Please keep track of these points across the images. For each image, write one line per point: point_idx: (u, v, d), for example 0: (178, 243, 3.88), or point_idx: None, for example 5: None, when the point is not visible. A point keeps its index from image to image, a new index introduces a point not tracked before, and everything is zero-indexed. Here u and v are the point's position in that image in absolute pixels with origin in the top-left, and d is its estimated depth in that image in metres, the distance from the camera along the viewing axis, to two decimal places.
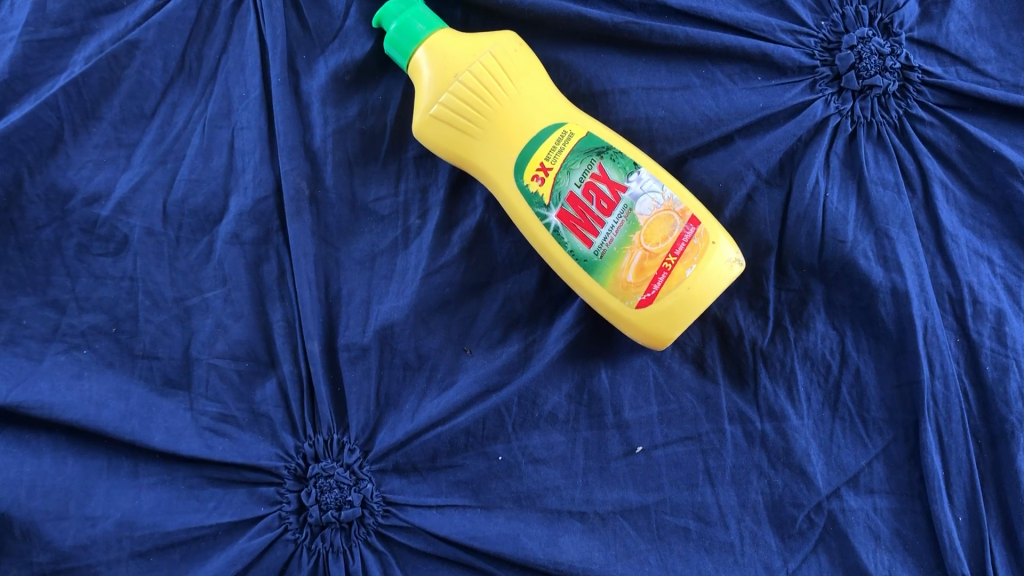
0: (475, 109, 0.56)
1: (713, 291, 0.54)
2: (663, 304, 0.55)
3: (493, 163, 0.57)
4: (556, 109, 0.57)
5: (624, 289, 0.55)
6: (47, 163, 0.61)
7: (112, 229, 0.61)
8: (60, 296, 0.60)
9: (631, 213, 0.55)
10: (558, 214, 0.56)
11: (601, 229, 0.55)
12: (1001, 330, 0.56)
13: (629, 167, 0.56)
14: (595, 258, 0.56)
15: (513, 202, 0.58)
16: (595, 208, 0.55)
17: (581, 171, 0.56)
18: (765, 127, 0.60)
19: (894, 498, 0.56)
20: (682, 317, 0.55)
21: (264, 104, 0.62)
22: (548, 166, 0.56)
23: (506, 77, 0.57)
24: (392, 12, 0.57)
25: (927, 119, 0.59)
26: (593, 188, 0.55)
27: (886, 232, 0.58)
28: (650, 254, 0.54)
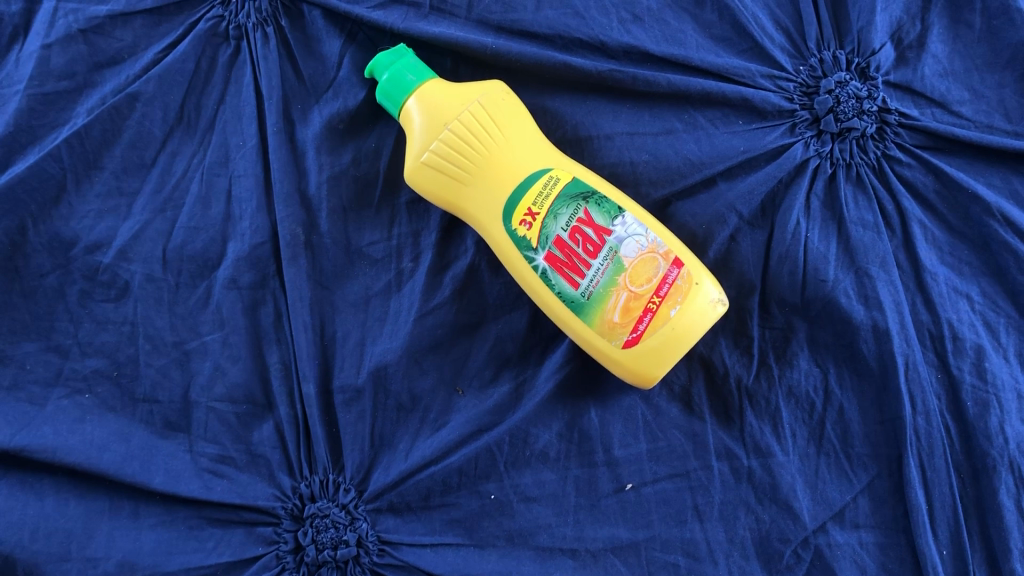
0: (465, 156, 0.58)
1: (697, 331, 0.56)
2: (649, 343, 0.56)
3: (483, 208, 0.59)
4: (543, 155, 0.59)
5: (611, 329, 0.57)
6: (51, 212, 0.63)
7: (114, 275, 0.63)
8: (62, 342, 0.62)
9: (616, 256, 0.57)
10: (546, 257, 0.58)
11: (587, 271, 0.57)
12: (981, 365, 0.57)
13: (614, 211, 0.57)
14: (582, 300, 0.57)
15: (502, 245, 0.59)
16: (582, 251, 0.57)
17: (568, 215, 0.57)
18: (747, 169, 0.61)
19: (879, 533, 0.57)
20: (667, 356, 0.56)
21: (260, 153, 0.64)
22: (535, 212, 0.57)
23: (495, 126, 0.59)
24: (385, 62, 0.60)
25: (904, 160, 0.61)
26: (579, 232, 0.57)
27: (867, 271, 0.59)
28: (635, 295, 0.56)
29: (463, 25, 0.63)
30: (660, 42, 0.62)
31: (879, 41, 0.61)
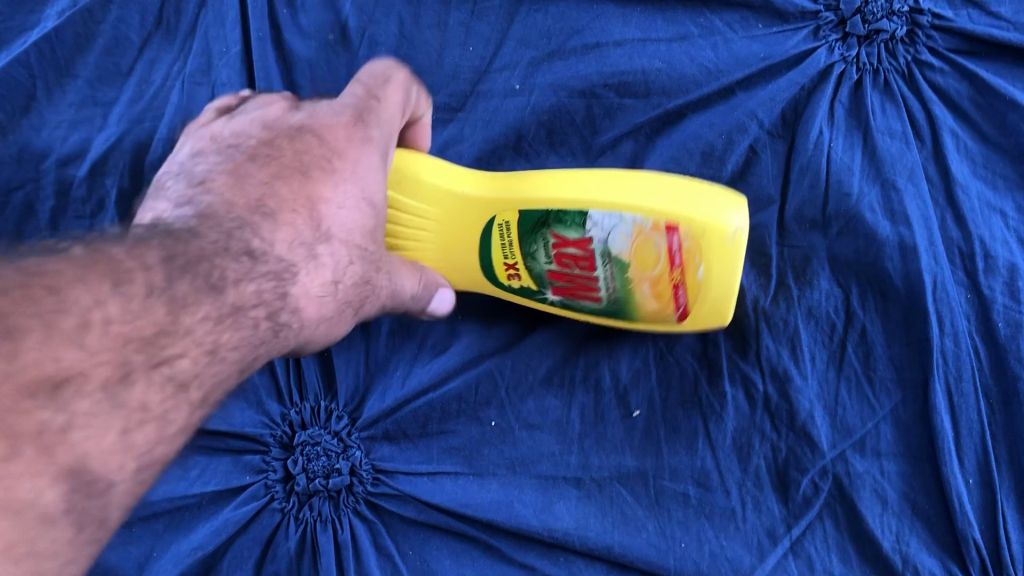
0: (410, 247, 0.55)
1: (736, 271, 0.49)
2: (699, 311, 0.51)
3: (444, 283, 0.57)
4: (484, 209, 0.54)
5: (658, 318, 0.52)
6: (20, 122, 0.59)
7: (90, 190, 0.58)
8: None
9: (612, 257, 0.51)
10: (555, 291, 0.54)
11: (597, 285, 0.52)
12: (1015, 285, 0.53)
13: (579, 218, 0.51)
14: (613, 310, 0.53)
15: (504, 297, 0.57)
16: (580, 270, 0.52)
17: (542, 249, 0.53)
18: (767, 77, 0.57)
19: (902, 462, 0.54)
20: (725, 308, 0.51)
21: (245, 60, 0.59)
22: (512, 262, 0.54)
23: (423, 200, 0.54)
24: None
25: (936, 65, 0.56)
26: (563, 256, 0.52)
27: (893, 183, 0.55)
28: (655, 281, 0.51)
29: None
30: None
31: None
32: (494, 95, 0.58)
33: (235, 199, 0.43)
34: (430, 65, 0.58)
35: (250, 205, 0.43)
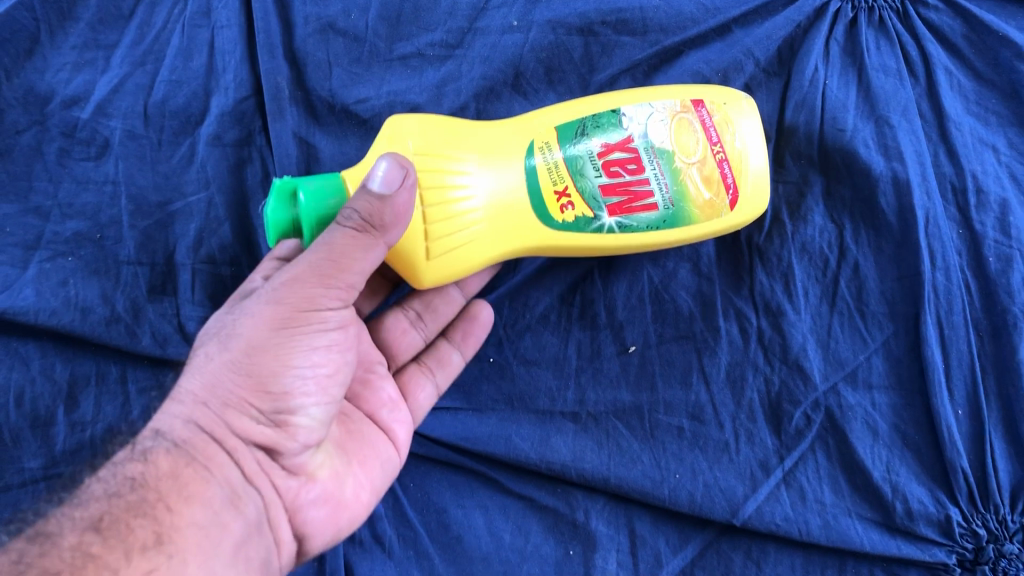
0: (443, 203, 0.48)
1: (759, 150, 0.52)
2: (749, 188, 0.51)
3: (495, 246, 0.51)
4: (514, 142, 0.50)
5: (714, 209, 0.51)
6: (25, 65, 0.60)
7: (93, 132, 0.60)
8: (42, 203, 0.59)
9: (656, 149, 0.50)
10: (610, 211, 0.50)
11: (651, 186, 0.50)
12: (1006, 220, 0.54)
13: (614, 118, 0.51)
14: (670, 213, 0.50)
15: (563, 243, 0.51)
16: (630, 175, 0.50)
17: (587, 159, 0.50)
18: (763, 16, 0.58)
19: (893, 394, 0.55)
20: (763, 187, 0.52)
21: (244, 2, 0.60)
22: (563, 190, 0.49)
23: (437, 154, 0.48)
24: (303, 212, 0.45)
25: (931, 3, 0.57)
26: (610, 164, 0.50)
27: (887, 120, 0.55)
28: (703, 163, 0.50)
29: None
30: None
31: None
32: (491, 33, 0.58)
33: (248, 329, 0.43)
34: (428, 3, 0.59)
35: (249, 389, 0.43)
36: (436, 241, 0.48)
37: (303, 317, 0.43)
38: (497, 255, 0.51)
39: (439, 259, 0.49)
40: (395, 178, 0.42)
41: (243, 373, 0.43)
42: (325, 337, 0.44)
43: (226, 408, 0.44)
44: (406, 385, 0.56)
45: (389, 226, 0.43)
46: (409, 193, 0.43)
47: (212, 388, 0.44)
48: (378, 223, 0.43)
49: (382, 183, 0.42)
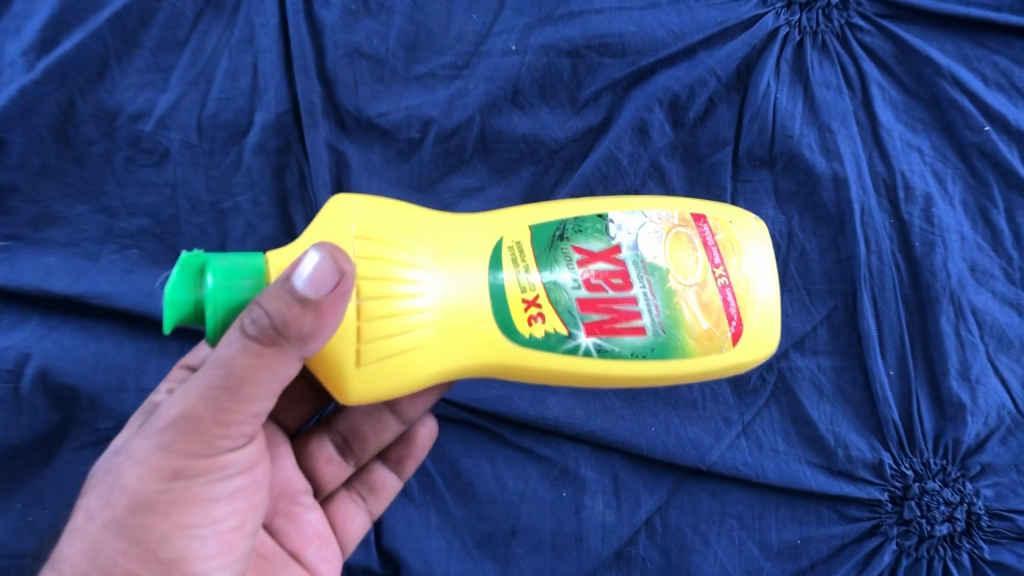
0: (394, 305, 0.48)
1: (768, 280, 0.53)
2: (751, 324, 0.53)
3: (442, 354, 0.50)
4: (475, 246, 0.52)
5: (710, 337, 0.52)
6: (96, 86, 0.70)
7: (155, 142, 0.70)
8: (111, 204, 0.70)
9: (648, 266, 0.52)
10: (586, 330, 0.51)
11: (639, 306, 0.51)
12: (929, 211, 0.64)
13: (599, 226, 0.53)
14: (657, 340, 0.51)
15: (519, 363, 0.51)
16: (614, 290, 0.51)
17: (568, 270, 0.51)
18: (724, 39, 0.68)
19: (836, 357, 0.65)
20: (769, 331, 0.53)
21: (281, 30, 0.70)
22: (532, 299, 0.50)
23: (390, 247, 0.49)
24: (207, 293, 0.46)
25: (865, 28, 0.67)
26: (591, 279, 0.51)
27: (829, 127, 0.66)
28: (700, 290, 0.52)
29: None
30: None
31: None
32: (493, 56, 0.68)
33: (133, 483, 0.45)
34: (440, 30, 0.69)
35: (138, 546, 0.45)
36: (377, 344, 0.48)
37: (195, 469, 0.45)
38: (442, 367, 0.51)
39: (380, 364, 0.48)
40: (323, 279, 0.41)
41: (129, 537, 0.44)
42: (218, 488, 0.47)
43: (103, 572, 0.44)
44: (337, 514, 0.62)
45: (299, 340, 0.43)
46: (334, 296, 0.42)
47: (93, 556, 0.44)
48: (290, 333, 0.42)
49: (306, 283, 0.41)
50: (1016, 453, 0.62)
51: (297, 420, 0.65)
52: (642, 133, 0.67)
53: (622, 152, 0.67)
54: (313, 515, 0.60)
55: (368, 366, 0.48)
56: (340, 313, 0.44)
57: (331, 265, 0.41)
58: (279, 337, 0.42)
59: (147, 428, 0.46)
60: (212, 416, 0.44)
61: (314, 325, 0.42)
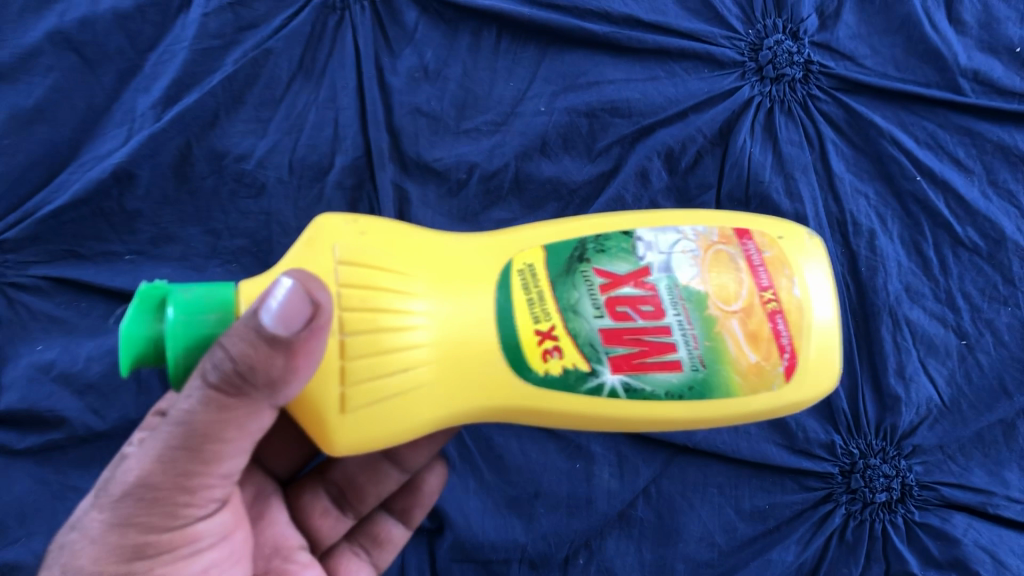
0: (387, 343, 0.52)
1: (826, 302, 0.57)
2: (806, 351, 0.56)
3: (441, 392, 0.55)
4: (478, 277, 0.56)
5: (759, 371, 0.55)
6: (209, 133, 0.88)
7: (254, 178, 0.87)
8: (217, 226, 0.88)
9: (685, 292, 0.55)
10: (610, 362, 0.55)
11: (675, 334, 0.55)
12: (873, 243, 0.81)
13: (625, 250, 0.57)
14: (695, 373, 0.55)
15: (535, 400, 0.55)
16: (642, 319, 0.55)
17: (589, 295, 0.55)
18: (711, 104, 0.85)
19: None
20: (822, 361, 0.57)
21: (359, 93, 0.88)
22: (550, 331, 0.54)
23: (378, 276, 0.53)
24: (169, 329, 0.52)
25: (823, 98, 0.84)
26: (618, 308, 0.55)
27: (792, 175, 0.83)
28: (745, 317, 0.55)
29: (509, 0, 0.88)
30: (648, 12, 0.86)
31: (806, 12, 0.84)
32: (527, 115, 0.86)
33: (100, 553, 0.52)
34: (484, 95, 0.87)
35: None
36: (370, 388, 0.52)
37: (160, 540, 0.53)
38: (444, 408, 0.55)
39: (374, 407, 0.53)
40: (285, 318, 0.47)
41: None
42: (190, 561, 0.56)
43: None
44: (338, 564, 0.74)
45: (264, 385, 0.49)
46: (304, 332, 0.48)
47: None
48: (261, 374, 0.48)
49: (272, 322, 0.47)
50: (941, 435, 0.78)
51: (288, 471, 0.76)
52: (643, 178, 0.83)
53: (628, 192, 0.83)
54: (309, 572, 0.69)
55: (359, 412, 0.53)
56: (315, 354, 0.50)
57: (303, 297, 0.48)
58: (244, 380, 0.49)
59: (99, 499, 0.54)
60: (175, 481, 0.52)
61: (284, 367, 0.48)
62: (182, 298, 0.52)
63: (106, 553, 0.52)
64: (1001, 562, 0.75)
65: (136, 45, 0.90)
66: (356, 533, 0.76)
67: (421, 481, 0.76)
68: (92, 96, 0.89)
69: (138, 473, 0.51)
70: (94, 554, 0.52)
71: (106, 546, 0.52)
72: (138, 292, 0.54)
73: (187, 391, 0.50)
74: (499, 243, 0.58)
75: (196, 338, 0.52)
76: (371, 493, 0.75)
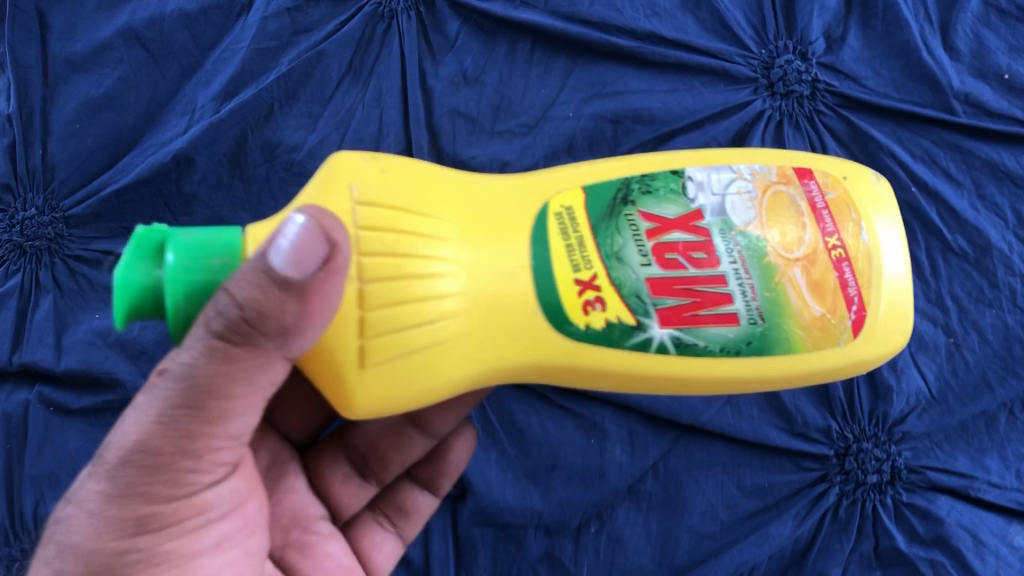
0: (419, 293, 0.55)
1: (897, 260, 0.61)
2: (874, 316, 0.61)
3: (471, 345, 0.58)
4: (518, 224, 0.59)
5: (824, 324, 0.59)
6: (263, 126, 0.95)
7: (304, 168, 0.94)
8: (267, 210, 0.93)
9: (742, 240, 0.59)
10: (658, 317, 0.58)
11: (729, 283, 0.58)
12: None
13: (670, 194, 0.61)
14: (756, 329, 0.59)
15: (578, 352, 0.59)
16: (694, 268, 0.58)
17: (634, 241, 0.59)
18: (726, 115, 0.92)
19: None
20: (889, 327, 0.61)
21: (402, 94, 0.95)
22: (596, 280, 0.58)
23: (401, 220, 0.57)
24: (166, 273, 0.53)
25: (828, 114, 0.92)
26: (669, 258, 0.58)
27: None
28: (809, 271, 0.59)
29: (542, 13, 0.95)
30: (671, 30, 0.94)
31: (814, 35, 0.92)
32: (556, 120, 0.93)
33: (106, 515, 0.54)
34: (518, 100, 0.95)
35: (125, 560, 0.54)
36: (398, 339, 0.55)
37: (167, 508, 0.55)
38: (478, 363, 0.59)
39: (399, 359, 0.56)
40: (292, 257, 0.48)
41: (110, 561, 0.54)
42: (199, 531, 0.57)
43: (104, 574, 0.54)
44: (359, 535, 0.78)
45: (269, 334, 0.50)
46: (321, 273, 0.49)
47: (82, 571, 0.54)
48: (269, 321, 0.49)
49: (282, 261, 0.48)
50: (928, 424, 0.85)
51: (299, 432, 0.80)
52: None
53: None
54: (332, 545, 0.75)
55: (381, 366, 0.55)
56: (330, 300, 0.51)
57: (317, 237, 0.48)
58: (252, 328, 0.49)
59: (97, 470, 0.55)
60: (177, 445, 0.52)
61: (297, 313, 0.49)
62: (184, 241, 0.53)
63: (109, 525, 0.54)
64: (981, 542, 0.82)
65: (198, 44, 0.97)
66: (378, 502, 0.81)
67: (447, 449, 0.79)
68: (156, 89, 0.97)
69: (137, 439, 0.52)
70: (98, 522, 0.54)
71: (109, 518, 0.54)
72: (134, 239, 0.55)
73: (189, 344, 0.50)
74: (522, 194, 0.61)
75: (198, 280, 0.53)
76: (394, 459, 0.79)
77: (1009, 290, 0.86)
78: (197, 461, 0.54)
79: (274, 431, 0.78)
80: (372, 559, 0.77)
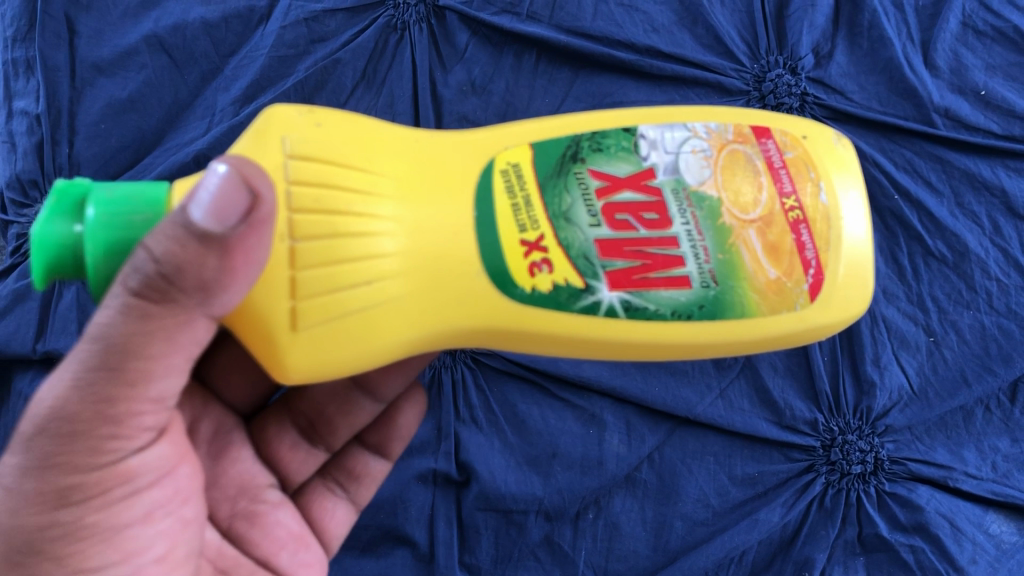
0: (355, 253, 0.52)
1: (859, 221, 0.57)
2: (835, 276, 0.57)
3: (412, 308, 0.54)
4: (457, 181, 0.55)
5: (780, 288, 0.56)
6: None
7: None
8: None
9: (692, 195, 0.56)
10: (608, 278, 0.55)
11: (681, 244, 0.55)
12: None
13: (622, 154, 0.57)
14: (707, 291, 0.55)
15: (522, 319, 0.55)
16: (645, 229, 0.55)
17: (583, 201, 0.55)
18: None
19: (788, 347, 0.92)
20: (850, 285, 0.57)
21: (413, 101, 1.00)
22: (542, 241, 0.54)
23: (336, 176, 0.52)
24: (87, 232, 0.49)
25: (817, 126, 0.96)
26: (620, 216, 0.55)
27: None
28: (766, 231, 0.56)
29: (546, 27, 1.00)
30: (668, 45, 1.00)
31: (804, 51, 0.98)
32: None
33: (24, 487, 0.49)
34: (522, 109, 0.99)
35: (49, 536, 0.50)
36: (331, 301, 0.51)
37: (91, 474, 0.50)
38: (416, 330, 0.54)
39: (332, 324, 0.52)
40: (213, 207, 0.44)
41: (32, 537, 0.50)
42: (129, 500, 0.52)
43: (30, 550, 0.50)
44: (311, 502, 0.75)
45: (192, 292, 0.46)
46: (243, 223, 0.45)
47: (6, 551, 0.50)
48: (190, 277, 0.45)
49: (203, 214, 0.44)
50: (910, 417, 0.91)
51: (243, 401, 0.76)
52: None
53: None
54: (281, 514, 0.71)
55: (316, 328, 0.51)
56: (253, 255, 0.47)
57: (239, 186, 0.45)
58: (169, 284, 0.45)
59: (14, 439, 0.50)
60: (95, 410, 0.48)
61: (219, 268, 0.46)
62: (106, 196, 0.49)
63: (27, 500, 0.49)
64: (958, 529, 0.87)
65: (219, 51, 1.02)
66: (331, 468, 0.77)
67: (397, 412, 0.77)
68: (178, 93, 1.02)
69: (53, 404, 0.47)
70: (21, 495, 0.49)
71: (27, 492, 0.49)
72: (53, 194, 0.51)
73: (106, 302, 0.46)
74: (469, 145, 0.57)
75: (118, 238, 0.49)
76: (344, 424, 0.76)
77: (986, 293, 0.92)
78: (114, 423, 0.49)
79: (214, 399, 0.73)
80: (326, 526, 0.75)
